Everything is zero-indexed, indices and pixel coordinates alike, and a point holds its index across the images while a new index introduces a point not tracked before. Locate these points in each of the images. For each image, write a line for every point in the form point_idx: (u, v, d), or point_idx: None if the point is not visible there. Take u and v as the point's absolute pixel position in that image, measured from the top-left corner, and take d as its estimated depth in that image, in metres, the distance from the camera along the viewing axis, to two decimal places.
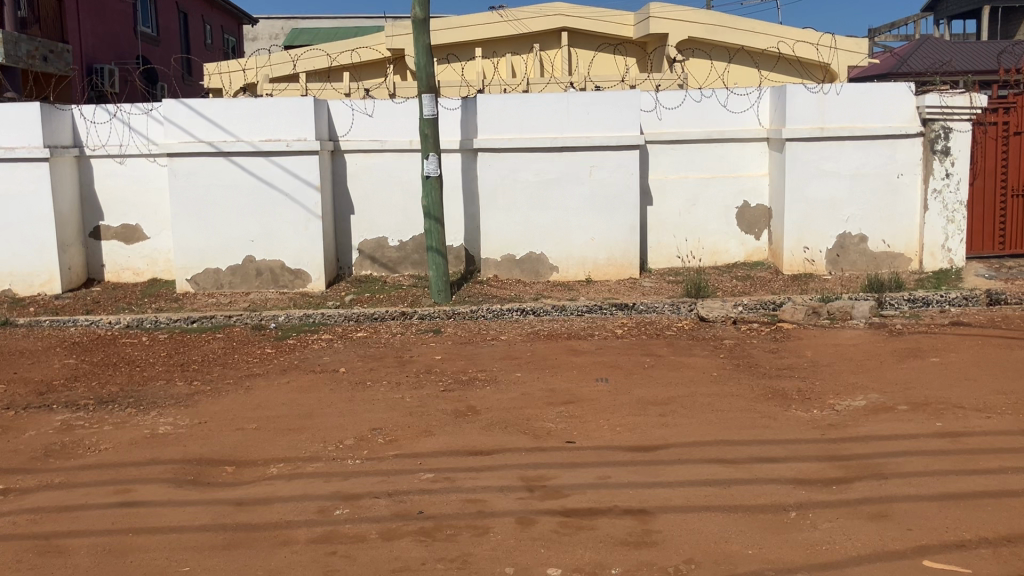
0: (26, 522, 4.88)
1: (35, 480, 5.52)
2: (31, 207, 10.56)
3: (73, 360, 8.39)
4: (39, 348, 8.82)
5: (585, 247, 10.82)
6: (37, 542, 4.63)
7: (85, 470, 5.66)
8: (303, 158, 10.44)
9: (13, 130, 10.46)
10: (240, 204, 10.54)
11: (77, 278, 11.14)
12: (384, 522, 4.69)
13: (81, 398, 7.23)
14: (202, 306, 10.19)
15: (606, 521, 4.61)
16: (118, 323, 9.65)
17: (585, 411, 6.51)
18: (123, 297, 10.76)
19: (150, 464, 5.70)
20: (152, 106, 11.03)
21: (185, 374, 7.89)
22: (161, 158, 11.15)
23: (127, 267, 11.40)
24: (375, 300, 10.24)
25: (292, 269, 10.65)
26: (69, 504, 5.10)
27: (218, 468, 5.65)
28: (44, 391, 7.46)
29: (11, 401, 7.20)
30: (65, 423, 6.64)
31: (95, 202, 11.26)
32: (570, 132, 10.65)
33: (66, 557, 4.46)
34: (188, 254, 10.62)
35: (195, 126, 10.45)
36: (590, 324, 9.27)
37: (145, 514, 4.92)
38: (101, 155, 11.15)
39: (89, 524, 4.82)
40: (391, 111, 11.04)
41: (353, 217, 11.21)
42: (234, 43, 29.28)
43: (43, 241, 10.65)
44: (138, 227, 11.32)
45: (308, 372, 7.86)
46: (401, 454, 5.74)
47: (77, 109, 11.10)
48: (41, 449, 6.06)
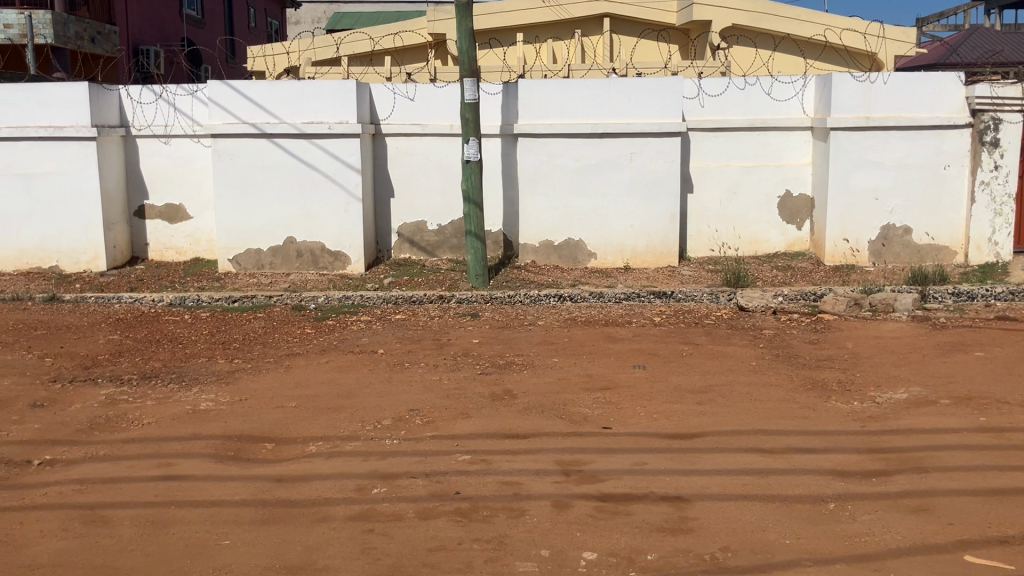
0: (72, 492, 4.99)
1: (80, 452, 5.63)
2: (78, 185, 10.75)
3: (117, 336, 8.54)
4: (85, 323, 9.00)
5: (624, 234, 10.77)
6: (83, 512, 4.73)
7: (129, 443, 5.77)
8: (345, 141, 10.49)
9: (63, 109, 10.65)
10: (282, 186, 10.63)
11: (121, 256, 11.31)
12: (420, 502, 4.72)
13: (125, 373, 7.37)
14: (244, 286, 10.30)
15: (642, 507, 4.60)
16: (161, 301, 9.80)
17: (620, 397, 6.50)
18: (167, 275, 10.90)
19: (191, 440, 5.79)
20: (197, 88, 11.16)
21: (226, 352, 7.99)
22: (205, 139, 11.30)
23: (170, 246, 11.56)
24: (413, 283, 10.29)
25: (332, 252, 10.74)
26: (114, 476, 5.20)
27: (258, 444, 5.73)
28: (88, 365, 7.61)
29: (56, 374, 7.36)
30: (109, 397, 6.77)
31: (140, 181, 11.42)
32: (612, 118, 10.58)
33: (110, 527, 4.56)
34: (231, 234, 10.74)
35: (240, 108, 10.53)
36: (628, 311, 9.22)
37: (186, 488, 5.01)
38: (147, 135, 11.31)
39: (133, 496, 4.91)
40: (432, 95, 11.04)
41: (393, 201, 11.27)
42: (277, 27, 29.45)
43: (89, 219, 10.83)
44: (181, 208, 11.47)
45: (346, 352, 7.92)
46: (438, 435, 5.78)
47: (124, 90, 11.26)
48: (85, 422, 6.18)
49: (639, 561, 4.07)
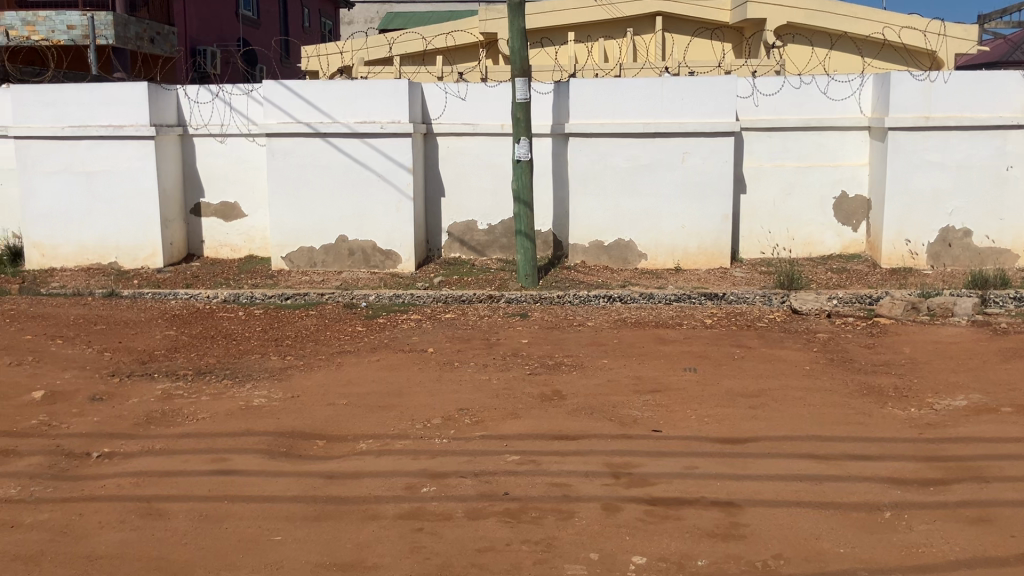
0: (129, 485, 5.10)
1: (137, 445, 5.75)
2: (137, 183, 10.97)
3: (174, 331, 8.71)
4: (143, 319, 9.18)
5: (676, 235, 10.68)
6: (139, 504, 4.83)
7: (184, 437, 5.87)
8: (397, 140, 10.56)
9: (123, 109, 10.88)
10: (334, 185, 10.74)
11: (178, 253, 11.53)
12: (470, 501, 4.73)
13: (181, 368, 7.51)
14: (297, 284, 10.43)
15: (692, 512, 4.55)
16: (216, 298, 9.97)
17: (671, 400, 6.44)
18: (221, 272, 11.09)
19: (245, 435, 5.87)
20: (252, 87, 11.32)
21: (279, 349, 8.10)
22: (260, 138, 11.46)
23: (226, 243, 11.75)
24: (463, 282, 10.32)
25: (383, 250, 10.82)
26: (169, 470, 5.30)
27: (310, 441, 5.79)
28: (145, 360, 7.77)
29: (115, 368, 7.53)
30: (165, 391, 6.91)
31: (196, 179, 11.62)
32: (664, 118, 10.49)
33: (166, 520, 4.64)
34: (285, 232, 10.88)
35: (294, 107, 10.65)
36: (679, 313, 9.14)
37: (239, 482, 5.08)
38: (204, 134, 11.51)
39: (188, 490, 4.99)
40: (483, 94, 11.05)
41: (443, 200, 11.32)
42: (331, 27, 29.79)
43: (147, 216, 11.05)
44: (236, 206, 11.65)
45: (396, 351, 7.97)
46: (487, 435, 5.78)
47: (182, 90, 11.46)
48: (142, 416, 6.31)
49: (689, 567, 4.02)
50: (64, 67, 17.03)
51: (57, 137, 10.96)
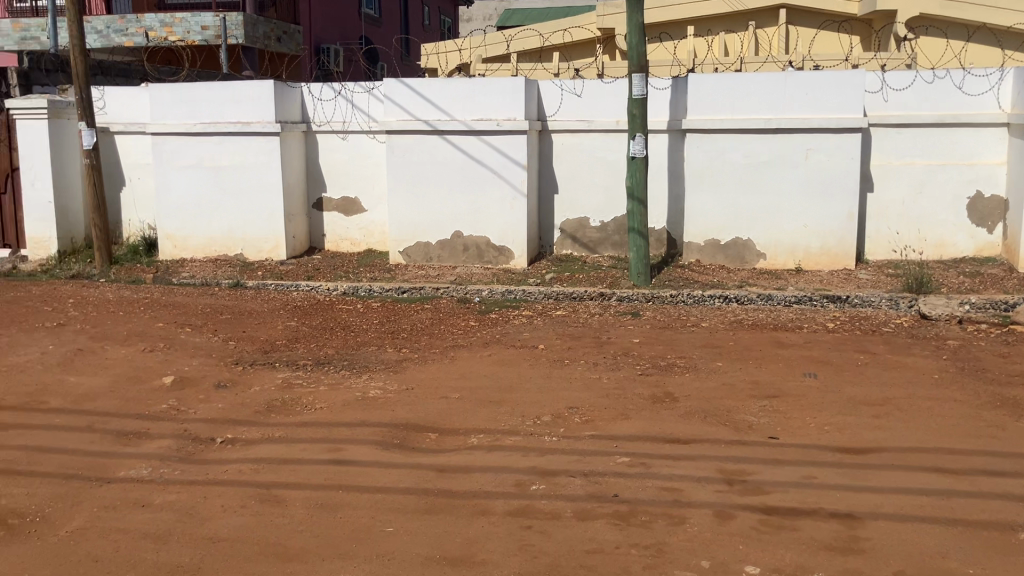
0: (250, 471, 5.29)
1: (258, 433, 5.97)
2: (263, 178, 11.39)
3: (295, 322, 8.99)
4: (267, 309, 9.52)
5: (796, 234, 10.37)
6: (259, 491, 5.01)
7: (302, 426, 6.05)
8: (513, 137, 10.61)
9: (251, 106, 11.30)
10: (450, 181, 10.88)
11: (301, 246, 11.91)
12: (579, 502, 4.70)
13: (301, 358, 7.76)
14: (412, 278, 10.62)
15: (809, 523, 4.40)
16: (336, 290, 10.27)
17: (789, 407, 6.25)
18: (341, 265, 11.38)
19: (360, 426, 6.01)
20: (373, 85, 11.56)
21: (394, 341, 8.26)
22: (380, 135, 11.69)
23: (346, 237, 12.06)
24: (575, 279, 10.30)
25: (497, 246, 10.90)
26: (287, 457, 5.48)
27: (422, 434, 5.87)
28: (268, 349, 8.06)
29: (240, 356, 7.84)
30: (285, 380, 7.16)
31: (319, 174, 11.98)
32: (786, 114, 10.18)
33: (283, 507, 4.80)
34: (402, 226, 11.08)
35: (413, 104, 10.83)
36: (798, 316, 8.87)
37: (353, 472, 5.21)
38: (327, 131, 11.84)
39: (305, 478, 5.15)
40: (600, 90, 10.97)
41: (557, 196, 11.31)
42: (450, 24, 30.18)
43: (272, 210, 11.45)
44: (356, 201, 11.95)
45: (508, 347, 8.01)
46: (598, 435, 5.74)
47: (306, 87, 11.82)
48: (264, 404, 6.55)
49: None
50: (198, 66, 17.79)
51: (190, 133, 11.47)
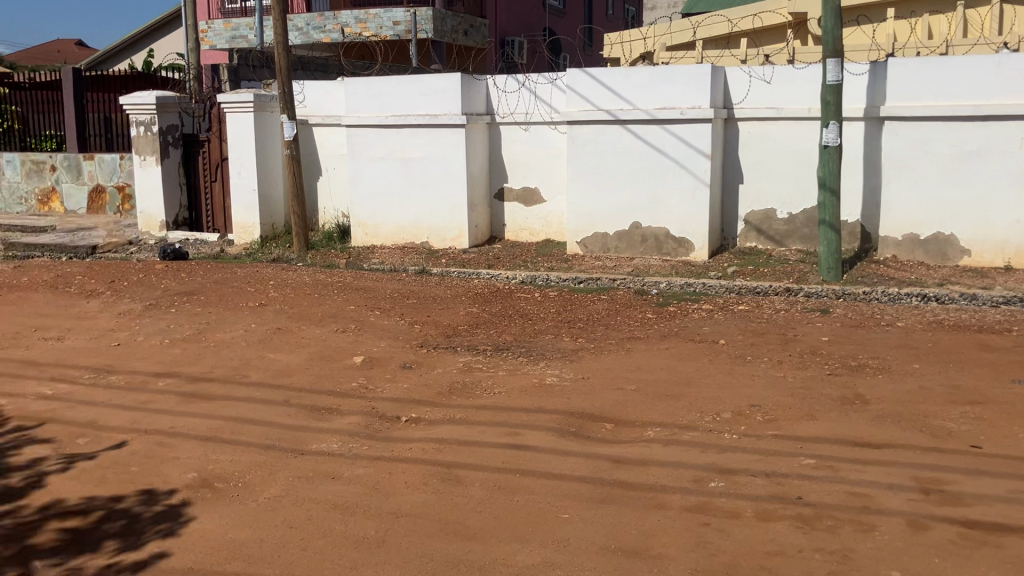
0: (432, 450, 5.76)
1: (439, 414, 6.42)
2: (448, 169, 11.73)
3: (476, 308, 9.22)
4: (449, 296, 9.80)
5: (1009, 230, 9.58)
6: (439, 469, 5.46)
7: (480, 409, 6.39)
8: (697, 126, 10.40)
9: (438, 98, 11.66)
10: (632, 172, 10.80)
11: (482, 235, 12.22)
12: (760, 502, 4.57)
13: (481, 343, 8.07)
14: (590, 268, 10.64)
15: (1016, 540, 4.07)
16: (514, 279, 10.45)
17: (995, 415, 5.78)
18: (520, 254, 11.56)
19: (537, 412, 6.16)
20: (557, 76, 11.61)
21: (572, 330, 8.32)
22: (562, 125, 11.74)
23: (525, 226, 12.25)
24: (758, 273, 9.97)
25: (677, 238, 10.75)
26: (466, 439, 5.86)
27: (598, 423, 5.89)
28: (450, 333, 8.45)
29: (423, 341, 8.28)
30: (466, 364, 7.52)
31: (501, 164, 12.22)
32: (999, 99, 9.44)
33: (461, 486, 5.20)
34: (581, 217, 11.12)
35: (596, 95, 10.82)
36: (1008, 318, 8.19)
37: (529, 457, 5.45)
38: (510, 122, 12.04)
39: (483, 459, 5.50)
40: (791, 76, 10.48)
41: (742, 187, 11.04)
42: (635, 13, 29.90)
43: (456, 200, 11.77)
44: (537, 191, 12.09)
45: (687, 340, 7.87)
46: (781, 435, 5.54)
47: (491, 79, 12.06)
48: (446, 385, 7.01)
49: None
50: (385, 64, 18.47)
51: (382, 125, 11.97)
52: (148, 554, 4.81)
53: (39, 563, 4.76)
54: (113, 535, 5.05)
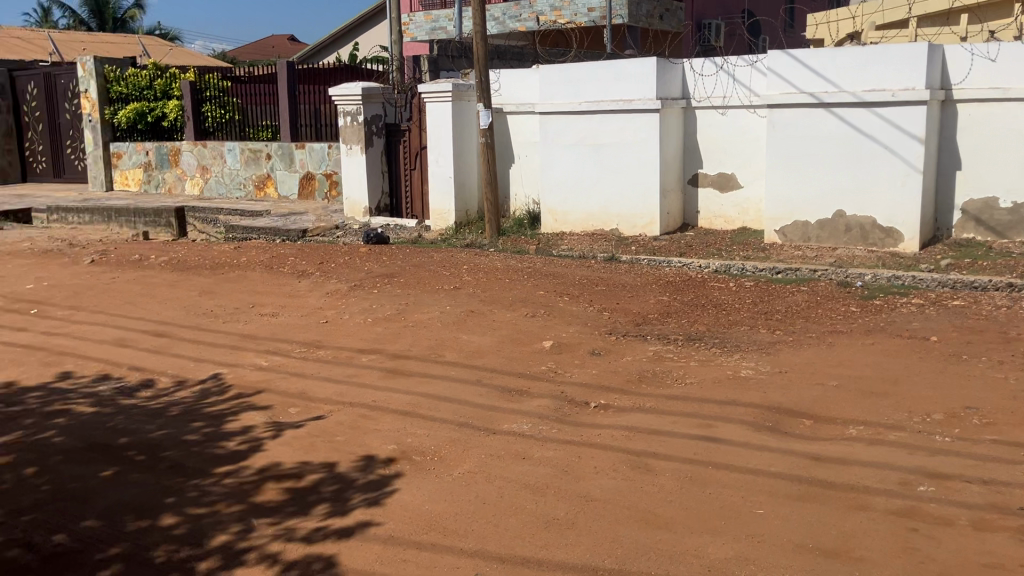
0: (623, 437, 5.97)
1: (630, 401, 6.61)
2: (640, 154, 11.77)
3: (667, 297, 9.17)
4: (640, 283, 9.77)
5: None
6: (629, 457, 5.66)
7: (671, 399, 6.54)
8: (910, 109, 9.85)
9: (633, 84, 11.70)
10: (835, 157, 10.42)
11: (674, 223, 12.16)
12: (977, 510, 4.52)
13: (672, 332, 8.12)
14: (788, 258, 10.35)
15: None
16: (707, 267, 10.34)
17: None
18: (714, 242, 11.41)
19: (729, 405, 6.31)
20: (757, 58, 11.29)
21: (768, 322, 8.18)
22: (761, 109, 11.42)
23: (720, 214, 12.06)
24: (976, 267, 9.28)
25: (884, 227, 10.27)
26: (657, 428, 6.04)
27: (797, 419, 5.92)
28: (640, 321, 8.50)
29: (613, 327, 8.37)
30: (656, 353, 7.63)
31: (695, 149, 12.11)
32: None
33: (653, 475, 5.39)
34: (779, 204, 10.87)
35: (800, 77, 10.48)
36: None
37: (722, 450, 5.59)
38: (706, 106, 11.88)
39: (675, 451, 5.67)
40: (1020, 53, 9.69)
41: (959, 172, 10.29)
42: None
43: (647, 186, 11.80)
44: (733, 177, 11.84)
45: (895, 336, 7.47)
46: (1001, 441, 5.30)
47: (688, 63, 11.96)
48: (635, 373, 7.16)
49: None
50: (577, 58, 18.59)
51: (575, 112, 12.18)
52: (356, 521, 5.16)
53: (260, 522, 5.23)
54: (324, 500, 5.45)
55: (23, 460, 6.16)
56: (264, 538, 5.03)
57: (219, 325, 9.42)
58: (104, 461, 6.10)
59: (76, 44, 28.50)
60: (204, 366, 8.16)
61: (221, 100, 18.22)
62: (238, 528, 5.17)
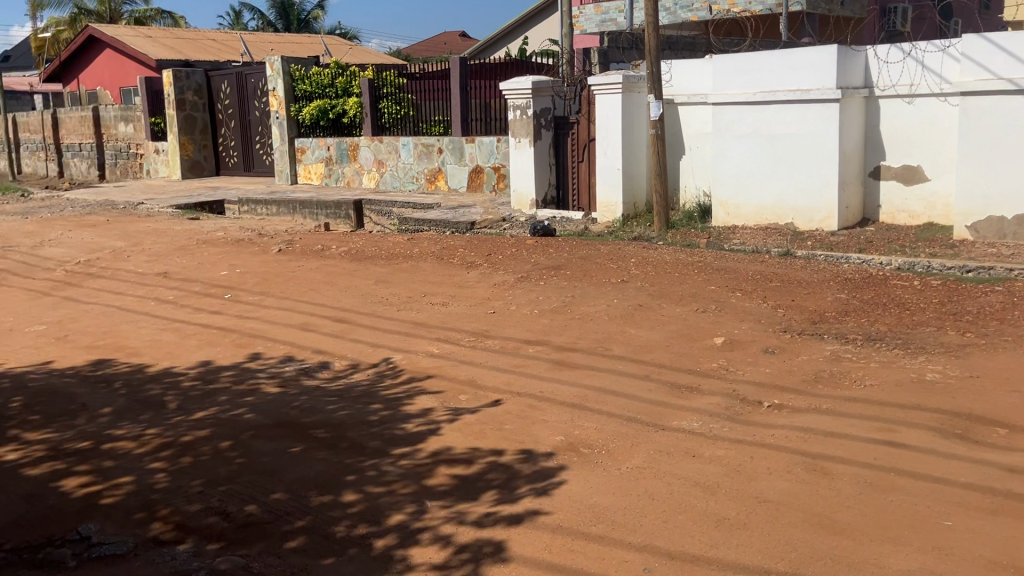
0: (798, 439, 5.79)
1: (805, 402, 6.40)
2: (819, 146, 11.34)
3: (846, 295, 8.80)
4: (816, 280, 9.42)
5: None
6: (805, 459, 5.51)
7: (850, 402, 6.30)
8: None
9: (811, 73, 11.26)
10: None
11: (853, 218, 11.64)
12: None
13: (851, 332, 7.79)
14: (979, 256, 9.77)
15: None
16: (889, 265, 9.91)
17: None
18: (897, 238, 10.94)
19: (914, 410, 6.04)
20: (949, 43, 10.67)
21: (957, 323, 7.71)
22: (953, 97, 10.77)
23: (904, 209, 11.45)
24: None
25: None
26: (835, 431, 5.84)
27: (989, 427, 5.70)
28: (816, 320, 8.19)
29: (787, 325, 8.12)
30: (834, 352, 7.34)
31: (878, 140, 11.53)
32: None
33: (831, 479, 5.23)
34: (972, 198, 10.24)
35: (997, 63, 9.90)
36: None
37: (907, 457, 5.38)
38: (891, 95, 11.31)
39: (855, 455, 5.48)
40: None
41: None
42: None
43: (826, 178, 11.36)
44: (919, 169, 11.22)
45: None
46: None
47: (872, 50, 11.39)
48: (811, 374, 6.92)
49: None
50: (751, 48, 18.25)
51: (749, 103, 11.90)
52: (524, 509, 5.25)
53: (433, 504, 5.40)
54: (494, 486, 5.57)
55: (219, 434, 6.63)
56: (436, 521, 5.20)
57: (394, 313, 9.79)
58: (289, 438, 6.47)
59: (264, 45, 30.24)
60: (379, 351, 8.50)
61: (397, 96, 18.88)
62: (412, 509, 5.37)
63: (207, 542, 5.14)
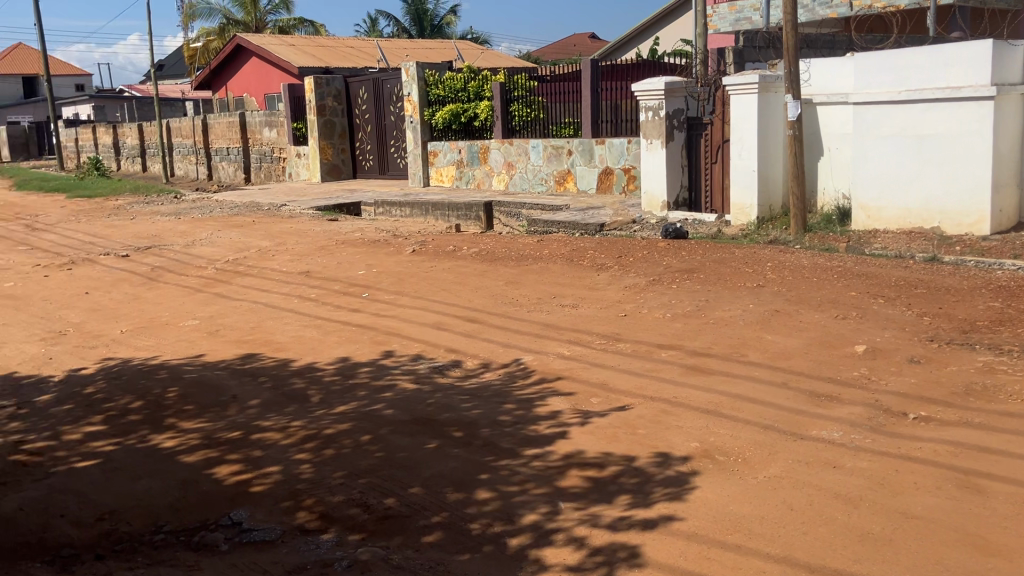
0: (949, 454, 5.56)
1: (956, 415, 6.13)
2: (971, 146, 10.82)
3: (999, 304, 8.35)
4: (967, 287, 8.98)
5: None
6: (956, 475, 5.29)
7: (1005, 416, 6.00)
8: None
9: (963, 69, 10.77)
10: None
11: (1007, 221, 11.06)
12: None
13: (1006, 343, 7.39)
14: None
15: None
16: None
17: None
18: None
19: None
20: None
21: None
22: None
23: None
24: None
25: None
26: (988, 447, 5.58)
27: None
28: (967, 329, 7.81)
29: (935, 334, 7.78)
30: (987, 364, 6.99)
31: None
32: None
33: (985, 498, 5.01)
34: None
35: None
36: None
37: None
38: None
39: (1011, 474, 5.23)
40: None
41: None
42: None
43: (978, 180, 10.83)
44: None
45: None
46: None
47: None
48: (962, 386, 6.60)
49: None
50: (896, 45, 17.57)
51: (893, 102, 11.44)
52: (658, 515, 5.21)
53: (566, 506, 5.44)
54: (627, 490, 5.56)
55: (359, 428, 6.87)
56: (570, 522, 5.23)
57: (525, 314, 9.88)
58: (426, 435, 6.64)
59: (400, 51, 31.05)
60: (511, 351, 8.60)
61: (528, 99, 19.05)
62: (546, 509, 5.42)
63: (349, 533, 5.34)
